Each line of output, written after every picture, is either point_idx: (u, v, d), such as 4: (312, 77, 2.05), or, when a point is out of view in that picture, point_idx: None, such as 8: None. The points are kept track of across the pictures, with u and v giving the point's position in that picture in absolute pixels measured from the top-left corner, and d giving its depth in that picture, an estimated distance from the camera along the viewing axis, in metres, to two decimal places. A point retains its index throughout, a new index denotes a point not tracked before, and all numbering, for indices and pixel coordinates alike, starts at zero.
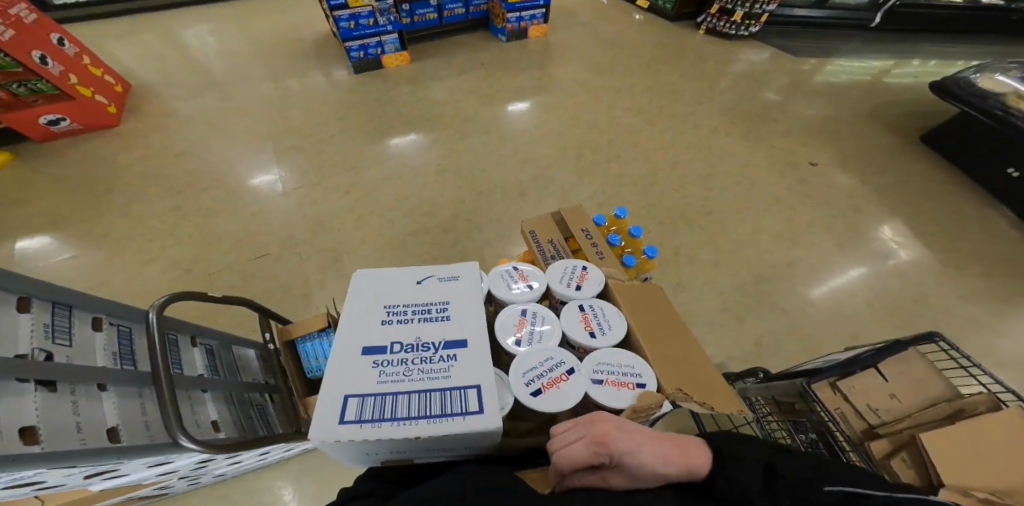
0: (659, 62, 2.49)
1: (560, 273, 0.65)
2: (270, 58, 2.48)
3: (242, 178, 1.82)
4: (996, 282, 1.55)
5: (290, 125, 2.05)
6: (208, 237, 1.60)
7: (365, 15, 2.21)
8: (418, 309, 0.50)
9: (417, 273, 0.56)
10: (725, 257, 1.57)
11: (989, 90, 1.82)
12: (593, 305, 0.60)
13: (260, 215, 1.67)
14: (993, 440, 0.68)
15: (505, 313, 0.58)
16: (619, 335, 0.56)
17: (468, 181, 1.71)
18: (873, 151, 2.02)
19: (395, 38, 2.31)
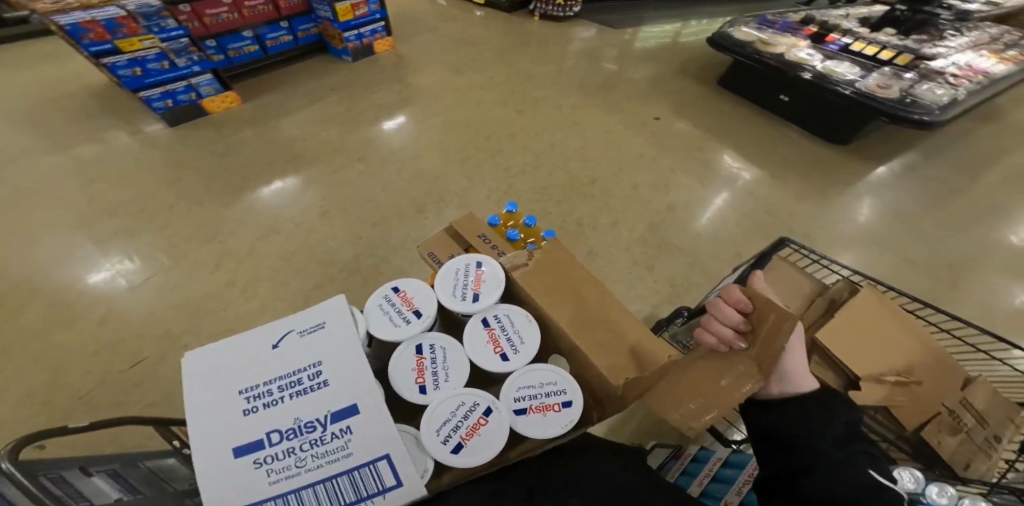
0: (509, 53, 2.61)
1: (455, 287, 0.66)
2: (44, 128, 1.93)
3: (52, 287, 1.41)
4: (800, 183, 2.04)
5: (112, 203, 1.65)
6: (41, 373, 1.23)
7: (153, 58, 1.85)
8: (287, 382, 0.43)
9: (271, 333, 0.48)
10: (618, 215, 1.75)
11: (743, 41, 2.33)
12: (499, 319, 0.62)
13: (111, 320, 1.34)
14: (866, 328, 0.85)
15: (401, 357, 0.57)
16: (532, 352, 0.60)
17: (360, 214, 1.59)
18: (696, 99, 2.44)
19: (209, 78, 2.01)
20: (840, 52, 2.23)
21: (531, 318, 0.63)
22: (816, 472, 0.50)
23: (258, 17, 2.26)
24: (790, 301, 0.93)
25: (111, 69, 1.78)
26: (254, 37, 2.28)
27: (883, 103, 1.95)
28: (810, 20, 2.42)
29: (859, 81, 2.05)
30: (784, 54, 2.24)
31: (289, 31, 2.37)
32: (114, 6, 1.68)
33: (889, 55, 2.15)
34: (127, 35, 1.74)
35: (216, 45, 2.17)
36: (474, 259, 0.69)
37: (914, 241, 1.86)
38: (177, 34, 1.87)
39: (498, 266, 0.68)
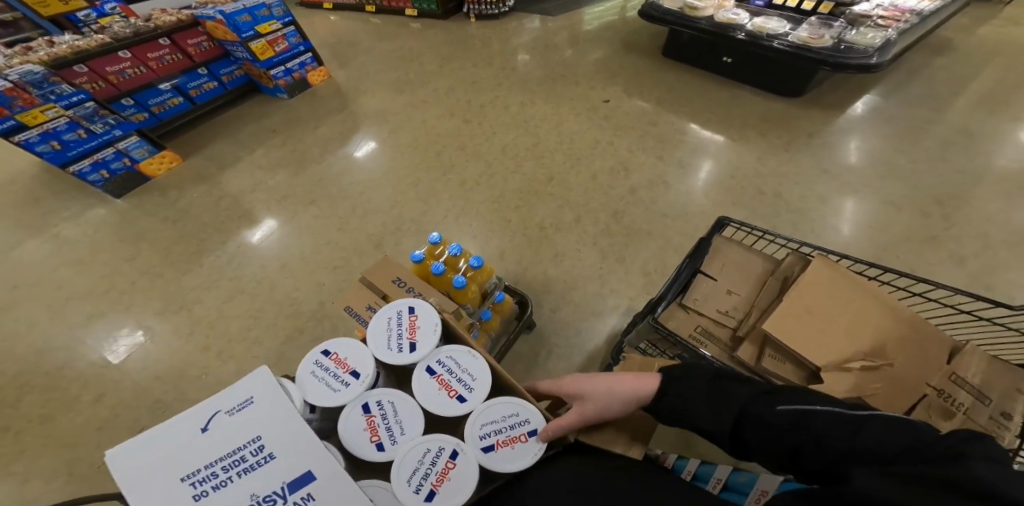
0: (453, 65, 2.66)
1: (391, 340, 0.72)
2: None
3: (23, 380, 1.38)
4: (765, 142, 2.04)
5: (75, 287, 1.63)
6: (23, 474, 1.19)
7: (66, 129, 1.79)
8: (231, 461, 0.45)
9: (194, 416, 0.48)
10: (580, 210, 1.72)
11: (671, 8, 2.43)
12: (443, 362, 0.69)
13: (106, 397, 1.32)
14: (819, 305, 0.84)
15: (353, 421, 0.63)
16: (485, 387, 0.67)
17: (324, 258, 1.58)
18: (643, 77, 2.48)
19: (136, 140, 2.00)
20: (766, 8, 2.34)
21: (474, 355, 0.70)
22: (763, 435, 0.49)
23: (170, 68, 2.22)
24: (738, 287, 0.98)
25: (27, 147, 1.73)
26: (173, 89, 2.26)
27: (819, 53, 2.00)
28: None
29: (791, 34, 2.12)
30: (713, 16, 2.31)
31: (210, 76, 2.39)
32: None
33: (812, 5, 2.26)
34: (25, 107, 1.65)
35: (134, 103, 2.13)
36: (403, 305, 0.75)
37: (889, 182, 1.83)
38: (79, 99, 1.79)
39: (427, 309, 0.75)
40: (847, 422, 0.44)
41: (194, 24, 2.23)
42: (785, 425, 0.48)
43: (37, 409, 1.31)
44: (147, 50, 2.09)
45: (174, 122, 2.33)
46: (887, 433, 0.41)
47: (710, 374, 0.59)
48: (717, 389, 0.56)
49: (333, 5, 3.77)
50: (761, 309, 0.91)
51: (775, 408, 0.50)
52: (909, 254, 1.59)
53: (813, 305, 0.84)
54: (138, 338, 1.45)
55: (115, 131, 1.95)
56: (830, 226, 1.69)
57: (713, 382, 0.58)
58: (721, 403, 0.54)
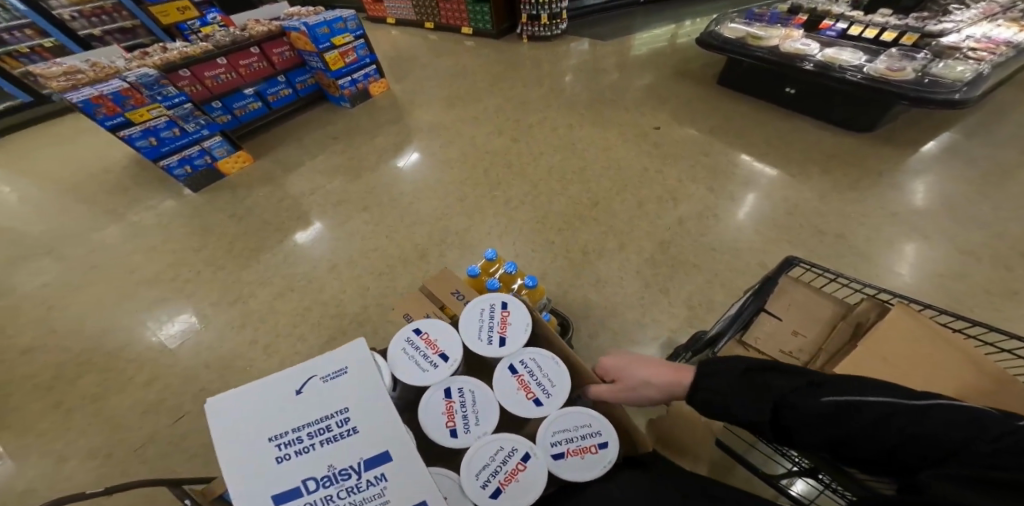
0: (505, 86, 2.77)
1: (480, 329, 0.71)
2: (99, 204, 2.19)
3: (90, 352, 1.49)
4: (825, 178, 1.95)
5: (145, 273, 1.76)
6: (83, 442, 1.27)
7: (164, 127, 2.01)
8: (318, 428, 0.39)
9: (293, 372, 0.42)
10: (625, 238, 1.70)
11: (732, 37, 2.45)
12: (527, 362, 0.68)
13: (157, 380, 1.39)
14: (896, 350, 0.74)
15: (434, 403, 0.63)
16: (562, 396, 0.66)
17: (371, 262, 1.63)
18: (693, 107, 2.48)
19: (218, 140, 2.20)
20: (840, 39, 2.28)
21: (557, 363, 0.68)
22: (809, 428, 0.48)
23: (256, 74, 2.45)
24: (805, 328, 0.90)
25: (130, 142, 1.93)
26: (255, 94, 2.49)
27: (901, 87, 1.91)
28: (797, 10, 2.52)
29: (867, 66, 2.05)
30: (778, 46, 2.31)
31: (286, 84, 2.61)
32: (117, 81, 1.82)
33: (893, 36, 2.15)
34: (135, 106, 1.88)
35: (221, 106, 2.37)
36: (497, 299, 0.74)
37: (971, 228, 1.68)
38: (179, 100, 2.04)
39: (521, 306, 0.74)
40: (903, 411, 0.44)
41: (280, 34, 2.47)
42: (835, 416, 0.47)
43: (94, 388, 1.40)
44: (240, 58, 2.34)
45: (252, 124, 2.54)
46: (949, 420, 0.41)
47: (740, 368, 0.56)
48: (751, 380, 0.54)
49: (396, 19, 4.12)
50: (828, 353, 0.83)
51: (817, 400, 0.48)
52: (990, 309, 1.43)
53: (890, 352, 0.75)
54: (191, 322, 1.54)
55: (204, 131, 2.16)
56: (899, 272, 1.56)
57: (744, 373, 0.55)
58: (758, 396, 0.52)
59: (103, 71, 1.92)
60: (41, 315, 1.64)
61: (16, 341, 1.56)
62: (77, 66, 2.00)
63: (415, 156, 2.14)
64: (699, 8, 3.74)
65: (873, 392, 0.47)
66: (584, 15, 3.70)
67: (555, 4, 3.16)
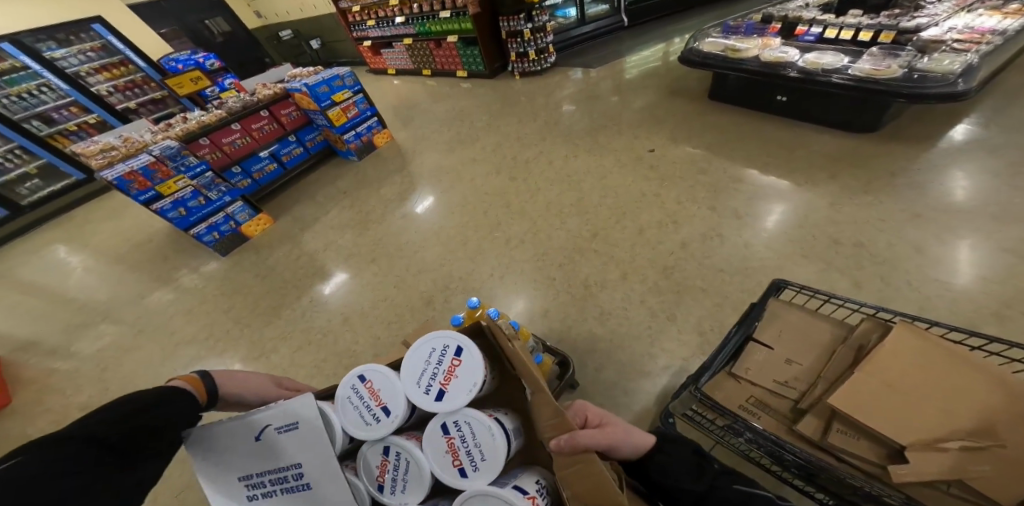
0: (501, 124, 2.89)
1: (423, 373, 0.58)
2: (136, 274, 2.38)
3: None
4: (826, 187, 1.94)
5: (183, 334, 1.86)
6: None
7: (190, 196, 2.18)
8: (276, 477, 0.51)
9: (250, 421, 0.51)
10: (627, 267, 1.72)
11: (712, 52, 2.52)
12: (462, 425, 0.55)
13: None
14: (906, 375, 0.70)
15: (370, 456, 0.58)
16: (491, 474, 0.53)
17: (385, 311, 1.69)
18: (687, 126, 2.53)
19: (241, 205, 2.36)
20: (817, 43, 2.32)
21: (494, 436, 0.54)
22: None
23: (268, 136, 2.64)
24: (800, 356, 0.87)
25: (161, 214, 2.10)
26: (270, 156, 2.68)
27: (889, 85, 1.90)
28: (770, 18, 2.58)
29: (851, 67, 2.05)
30: (758, 56, 2.35)
31: (297, 143, 2.81)
32: (145, 156, 1.99)
33: (870, 35, 2.17)
34: (163, 179, 2.06)
35: (241, 170, 2.55)
36: (452, 340, 0.57)
37: (1001, 223, 1.60)
38: (201, 169, 2.22)
39: (477, 358, 0.57)
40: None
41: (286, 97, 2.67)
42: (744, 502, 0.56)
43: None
44: (252, 122, 2.53)
45: (271, 184, 2.72)
46: None
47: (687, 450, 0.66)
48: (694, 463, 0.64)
49: (395, 69, 4.39)
50: (828, 381, 0.78)
51: (736, 486, 0.59)
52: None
53: (894, 377, 0.70)
54: None
55: (226, 198, 2.33)
56: (934, 276, 1.49)
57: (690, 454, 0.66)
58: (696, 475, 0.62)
59: (133, 146, 2.14)
60: (87, 382, 1.75)
61: (61, 408, 1.66)
62: (111, 143, 2.22)
63: (429, 201, 2.28)
64: (685, 25, 3.86)
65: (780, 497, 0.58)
66: (572, 44, 3.87)
67: (540, 39, 3.32)
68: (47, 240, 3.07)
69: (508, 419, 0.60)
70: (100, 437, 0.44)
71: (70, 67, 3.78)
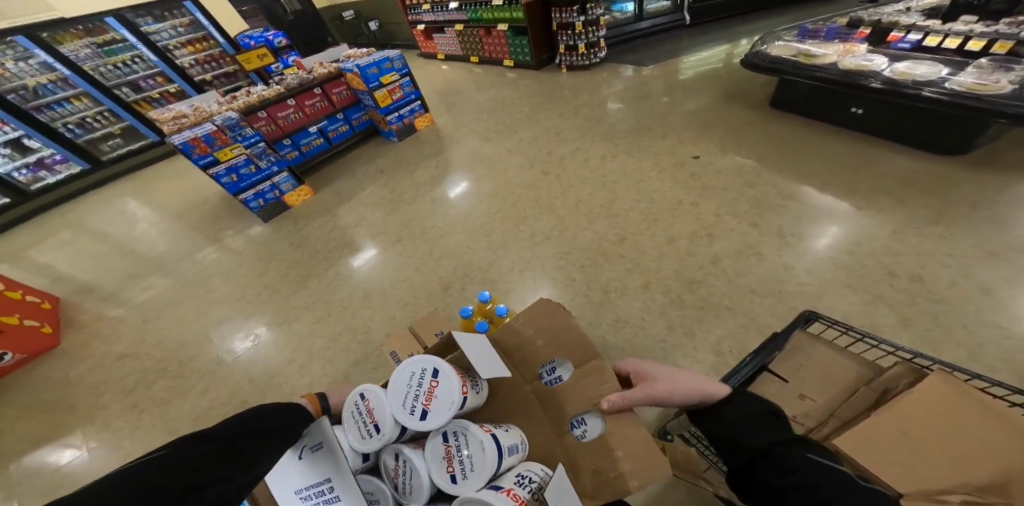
0: (541, 117, 2.85)
1: (406, 395, 0.59)
2: (189, 231, 2.59)
3: (166, 361, 1.72)
4: (890, 214, 1.75)
5: (221, 293, 2.01)
6: (144, 443, 1.42)
7: (243, 164, 2.32)
8: (314, 491, 0.53)
9: (309, 435, 0.56)
10: (651, 276, 1.65)
11: (783, 55, 2.33)
12: (456, 435, 0.57)
13: (211, 390, 1.55)
14: (928, 426, 0.62)
15: (386, 463, 0.62)
16: (481, 479, 0.54)
17: (402, 292, 1.73)
18: (738, 134, 2.37)
19: (286, 176, 2.50)
20: (912, 51, 2.06)
21: (486, 452, 0.54)
22: (773, 469, 0.55)
23: (318, 113, 2.76)
24: (815, 392, 0.80)
25: (216, 179, 2.26)
26: (318, 131, 2.79)
27: (993, 103, 1.66)
28: (859, 23, 2.33)
29: (949, 80, 1.81)
30: (837, 63, 2.14)
31: (344, 120, 2.91)
32: (208, 124, 2.14)
33: (981, 45, 1.86)
34: (221, 146, 2.21)
35: (290, 143, 2.69)
36: (430, 363, 0.58)
37: None
38: (255, 140, 2.35)
39: (452, 379, 0.57)
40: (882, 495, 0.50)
41: (338, 76, 2.77)
42: (809, 467, 0.53)
43: (163, 393, 1.58)
44: (305, 99, 2.66)
45: (316, 159, 2.85)
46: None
47: (761, 408, 0.64)
48: (761, 419, 0.62)
49: (445, 54, 4.42)
50: (840, 421, 0.72)
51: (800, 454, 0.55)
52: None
53: (914, 426, 0.63)
54: (248, 340, 1.72)
55: (274, 167, 2.46)
56: (992, 322, 1.32)
57: (758, 412, 0.63)
58: (763, 433, 0.59)
59: (200, 115, 2.30)
60: (138, 326, 1.94)
61: (116, 347, 1.85)
62: (183, 111, 2.39)
63: (467, 186, 2.29)
64: (754, 25, 3.61)
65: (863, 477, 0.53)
66: (627, 39, 3.71)
67: (593, 33, 3.22)
68: (121, 194, 3.40)
69: (505, 435, 0.59)
70: (220, 439, 0.46)
71: (161, 41, 4.13)
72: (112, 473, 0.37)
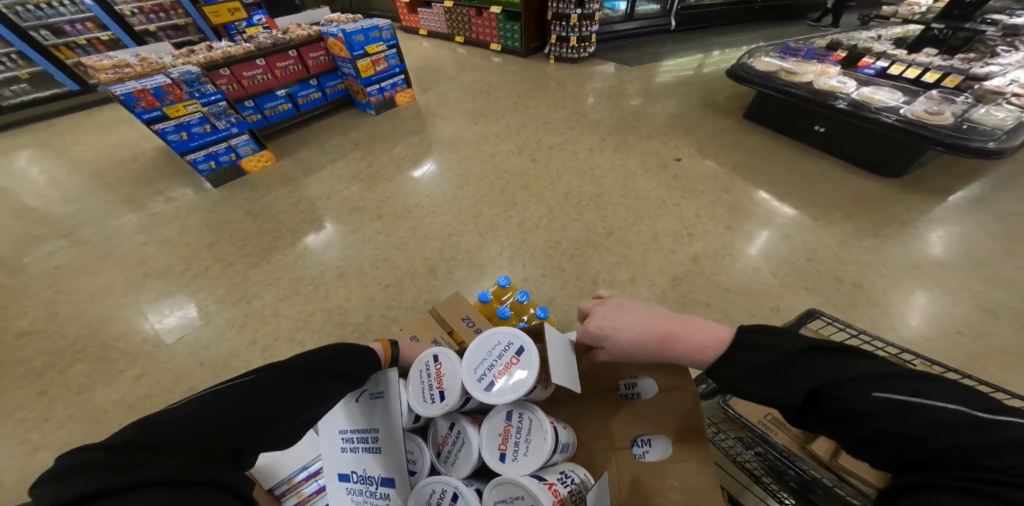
0: (528, 104, 2.80)
1: (483, 362, 0.66)
2: (117, 193, 2.22)
3: (85, 341, 1.45)
4: (846, 225, 1.91)
5: (159, 264, 1.74)
6: (56, 438, 1.19)
7: (196, 123, 2.03)
8: (359, 436, 0.61)
9: (371, 384, 0.63)
10: (637, 268, 1.68)
11: (764, 70, 2.47)
12: (520, 417, 0.65)
13: (146, 376, 1.33)
14: None
15: (440, 425, 0.73)
16: (529, 467, 0.62)
17: (380, 273, 1.61)
18: (716, 140, 2.49)
19: (246, 138, 2.22)
20: (877, 77, 2.27)
21: (546, 442, 0.61)
22: (835, 422, 0.46)
23: (289, 77, 2.51)
24: None
25: (161, 135, 1.95)
26: (287, 96, 2.54)
27: (937, 132, 1.87)
28: (837, 46, 2.55)
29: (904, 108, 2.01)
30: (812, 83, 2.30)
31: (318, 88, 2.66)
32: (162, 76, 1.87)
33: (936, 77, 2.11)
34: (173, 102, 1.92)
35: (254, 105, 2.41)
36: (518, 340, 0.65)
37: (989, 286, 1.62)
38: (216, 98, 2.07)
39: (534, 366, 0.63)
40: (1012, 439, 0.37)
41: (318, 40, 2.53)
42: (881, 415, 0.43)
43: (82, 379, 1.34)
44: (277, 60, 2.41)
45: (279, 125, 2.59)
46: None
47: (799, 346, 0.51)
48: (798, 358, 0.50)
49: (427, 30, 4.21)
50: None
51: (870, 395, 0.44)
52: (1004, 369, 1.36)
53: None
54: (194, 318, 1.50)
55: (233, 129, 2.18)
56: (917, 323, 1.51)
57: (789, 357, 0.50)
58: (807, 379, 0.48)
59: (149, 66, 1.94)
60: (47, 300, 1.62)
61: (15, 324, 1.53)
62: (127, 60, 1.99)
63: (430, 167, 2.20)
64: (728, 40, 3.82)
65: (968, 406, 0.41)
66: (614, 38, 3.76)
67: (585, 27, 3.21)
68: (22, 145, 2.84)
69: (563, 433, 0.67)
70: (294, 370, 0.53)
71: None
72: (208, 389, 0.46)
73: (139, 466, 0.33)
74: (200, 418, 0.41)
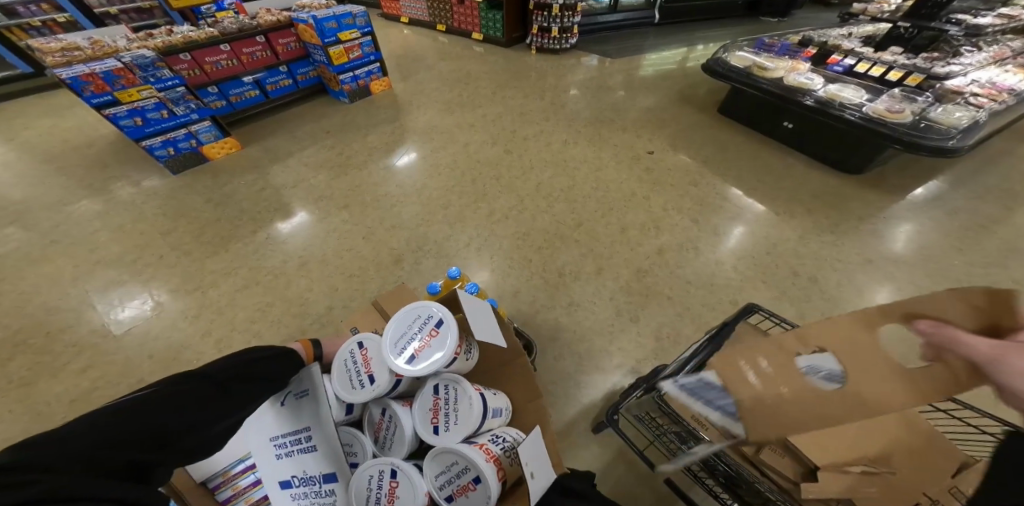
0: (506, 95, 2.77)
1: (404, 335, 0.70)
2: (69, 179, 2.13)
3: (26, 334, 1.39)
4: (807, 221, 1.97)
5: (112, 252, 1.68)
6: None
7: (151, 108, 1.95)
8: (291, 439, 0.61)
9: (296, 381, 0.64)
10: (602, 260, 1.70)
11: (738, 66, 2.50)
12: (445, 388, 0.70)
13: (91, 368, 1.29)
14: None
15: (370, 414, 0.75)
16: (461, 432, 0.66)
17: (342, 265, 1.58)
18: (689, 135, 2.52)
19: (207, 125, 2.14)
20: (844, 75, 2.34)
21: (472, 406, 0.66)
22: None
23: (257, 63, 2.43)
24: None
25: (113, 120, 1.87)
26: (254, 83, 2.46)
27: (895, 130, 1.93)
28: (808, 42, 2.61)
29: (867, 105, 2.07)
30: (783, 79, 2.34)
31: (288, 74, 2.58)
32: (112, 59, 1.78)
33: (899, 76, 2.18)
34: (125, 86, 1.83)
35: (217, 91, 2.34)
36: (437, 312, 0.69)
37: (934, 281, 1.70)
38: (173, 83, 1.99)
39: (451, 335, 0.67)
40: None
41: (288, 26, 2.46)
42: None
43: (24, 371, 1.29)
44: (243, 45, 2.32)
45: (247, 112, 2.52)
46: None
47: None
48: None
49: (409, 18, 4.12)
50: None
51: None
52: None
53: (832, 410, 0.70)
54: (145, 309, 1.45)
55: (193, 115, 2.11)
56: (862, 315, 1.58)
57: None
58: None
59: (101, 49, 1.85)
60: None
61: None
62: (77, 43, 1.86)
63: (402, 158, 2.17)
64: (710, 34, 3.85)
65: None
66: (598, 29, 3.75)
67: (567, 18, 3.19)
68: None
69: (492, 398, 0.73)
70: (212, 377, 0.54)
71: None
72: (112, 404, 0.45)
73: (30, 481, 0.33)
74: (100, 432, 0.41)
